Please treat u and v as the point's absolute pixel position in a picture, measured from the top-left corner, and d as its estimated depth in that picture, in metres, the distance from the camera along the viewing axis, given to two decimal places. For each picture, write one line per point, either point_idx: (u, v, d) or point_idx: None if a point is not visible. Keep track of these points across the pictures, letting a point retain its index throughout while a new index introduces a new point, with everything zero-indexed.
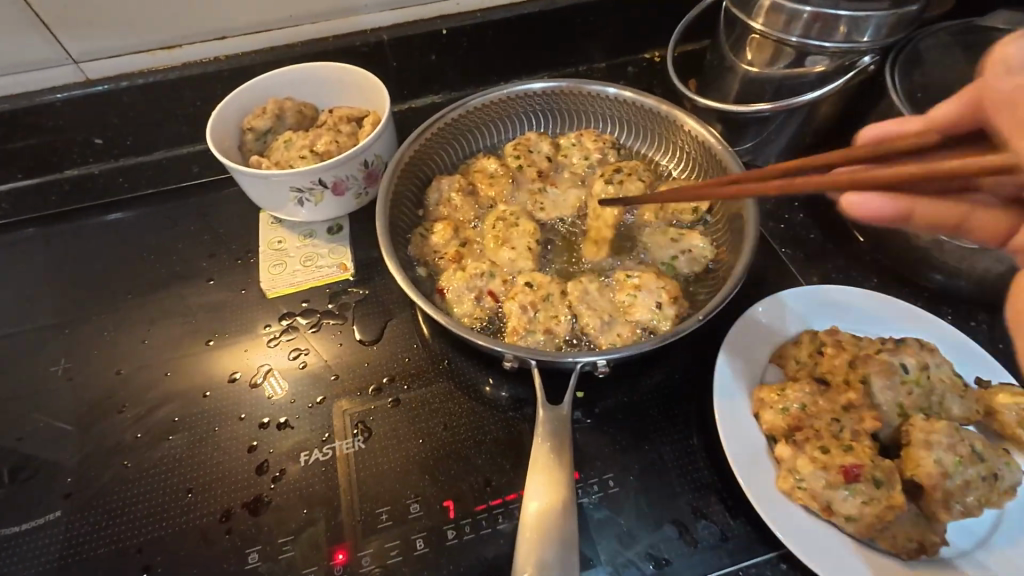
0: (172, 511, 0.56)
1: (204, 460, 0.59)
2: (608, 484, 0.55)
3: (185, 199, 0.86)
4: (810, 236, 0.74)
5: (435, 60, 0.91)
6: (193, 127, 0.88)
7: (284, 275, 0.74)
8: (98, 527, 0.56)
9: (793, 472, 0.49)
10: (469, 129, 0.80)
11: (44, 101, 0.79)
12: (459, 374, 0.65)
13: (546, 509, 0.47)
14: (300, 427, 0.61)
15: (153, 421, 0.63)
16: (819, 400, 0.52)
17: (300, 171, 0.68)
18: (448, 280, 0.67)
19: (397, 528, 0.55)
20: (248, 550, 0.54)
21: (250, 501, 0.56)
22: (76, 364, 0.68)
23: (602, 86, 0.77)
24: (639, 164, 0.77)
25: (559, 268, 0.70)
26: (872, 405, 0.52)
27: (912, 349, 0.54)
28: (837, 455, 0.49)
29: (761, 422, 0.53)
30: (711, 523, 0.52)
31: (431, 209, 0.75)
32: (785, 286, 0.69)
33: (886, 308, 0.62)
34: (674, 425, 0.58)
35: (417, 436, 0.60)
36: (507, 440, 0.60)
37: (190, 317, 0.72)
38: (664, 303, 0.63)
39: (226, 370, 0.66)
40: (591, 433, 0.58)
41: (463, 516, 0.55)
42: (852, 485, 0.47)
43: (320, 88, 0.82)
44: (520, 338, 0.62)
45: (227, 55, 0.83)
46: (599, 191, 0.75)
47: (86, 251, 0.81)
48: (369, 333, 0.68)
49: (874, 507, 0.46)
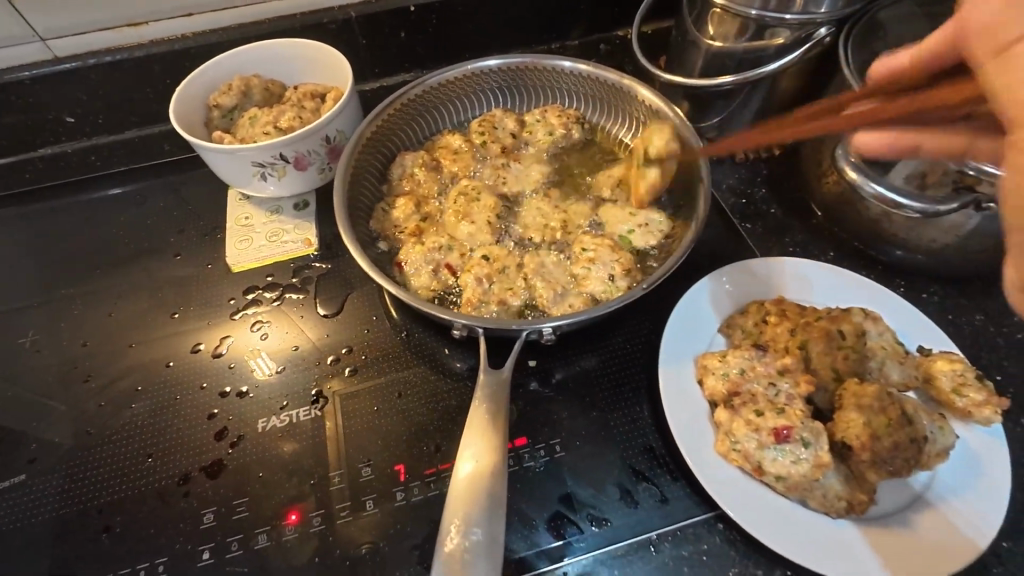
0: (133, 475, 0.58)
1: (165, 427, 0.61)
2: (555, 449, 0.56)
3: (156, 177, 0.87)
4: (770, 211, 0.75)
5: (405, 38, 0.91)
6: (163, 105, 0.89)
7: (250, 250, 0.75)
8: (63, 489, 0.58)
9: (728, 435, 0.51)
10: (433, 105, 0.80)
11: (13, 79, 0.80)
12: (417, 346, 0.66)
13: (478, 471, 0.48)
14: (260, 396, 0.63)
15: (117, 391, 0.64)
16: (758, 366, 0.53)
17: (260, 145, 0.69)
18: (406, 253, 0.68)
19: (349, 490, 0.56)
20: (204, 512, 0.56)
21: (208, 465, 0.58)
22: (44, 337, 0.70)
23: (564, 61, 0.77)
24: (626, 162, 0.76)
25: (518, 241, 0.70)
26: (808, 370, 0.53)
27: (852, 316, 0.54)
28: (769, 418, 0.50)
29: (703, 387, 0.54)
30: (653, 486, 0.54)
31: (395, 184, 0.76)
32: (742, 259, 0.70)
33: (835, 278, 0.63)
34: (622, 393, 0.60)
35: (374, 404, 0.62)
36: (460, 408, 0.61)
37: (157, 291, 0.73)
38: (617, 276, 0.64)
39: (189, 341, 0.68)
40: (541, 400, 0.59)
41: (413, 479, 0.57)
42: (781, 445, 0.48)
43: (287, 66, 0.83)
44: (474, 309, 0.63)
45: (194, 32, 0.83)
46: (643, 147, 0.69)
47: (57, 228, 0.82)
48: (331, 306, 0.70)
49: (801, 466, 0.47)
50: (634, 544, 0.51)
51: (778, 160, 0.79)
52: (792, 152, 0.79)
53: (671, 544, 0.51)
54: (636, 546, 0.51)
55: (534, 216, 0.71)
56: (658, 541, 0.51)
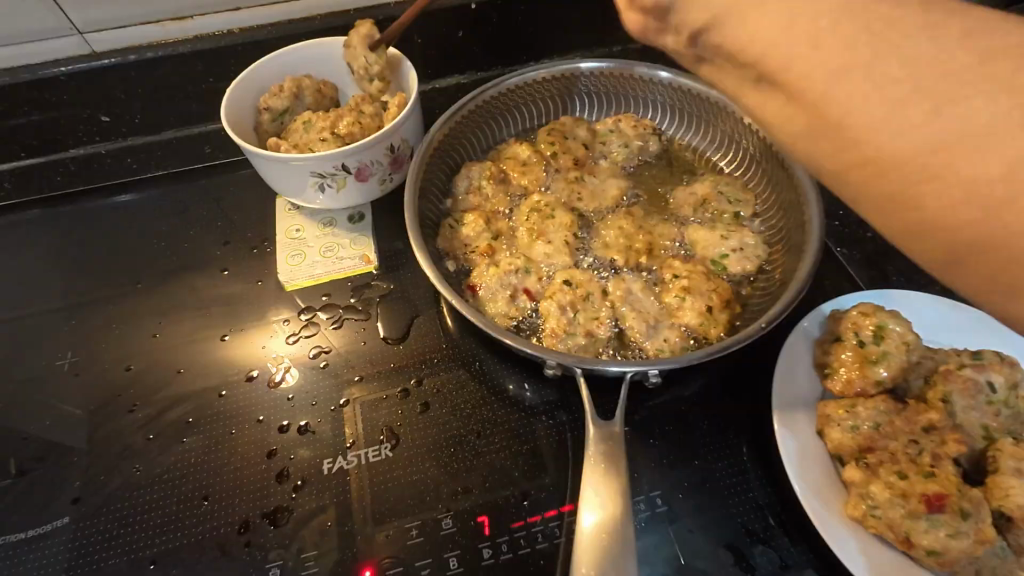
0: (188, 521, 0.53)
1: (221, 466, 0.55)
2: (656, 503, 0.51)
3: (197, 182, 0.81)
4: (868, 235, 0.69)
5: (462, 38, 0.85)
6: (204, 105, 0.83)
7: (303, 266, 0.69)
8: (111, 535, 0.53)
9: (865, 498, 0.45)
10: (501, 112, 0.74)
11: (48, 75, 0.74)
12: (491, 378, 0.60)
13: (602, 522, 0.43)
14: (322, 433, 0.57)
15: (165, 422, 0.59)
16: (895, 419, 0.47)
17: (323, 155, 0.63)
18: (480, 276, 0.62)
19: (428, 545, 0.51)
20: (269, 565, 0.50)
21: (270, 511, 0.53)
22: (83, 359, 0.65)
23: (650, 68, 0.72)
24: (716, 180, 0.69)
25: (598, 264, 0.65)
26: (954, 426, 0.47)
27: (1000, 365, 0.48)
28: (916, 482, 0.44)
29: (827, 440, 0.49)
30: (771, 550, 0.48)
31: (460, 198, 0.70)
32: (843, 289, 0.64)
33: (956, 313, 0.57)
34: (726, 439, 0.54)
35: (450, 445, 0.56)
36: (545, 451, 0.56)
37: (204, 310, 0.68)
38: (715, 308, 0.58)
39: (241, 369, 0.62)
40: (636, 446, 0.54)
41: (499, 533, 0.51)
42: (935, 516, 0.42)
43: (339, 66, 0.77)
44: (559, 342, 0.57)
45: (241, 28, 0.77)
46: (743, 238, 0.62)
47: (92, 236, 0.77)
48: (394, 331, 0.64)
49: (961, 541, 0.41)
50: None
51: None
52: None
53: None
54: None
55: (615, 236, 0.65)
56: None
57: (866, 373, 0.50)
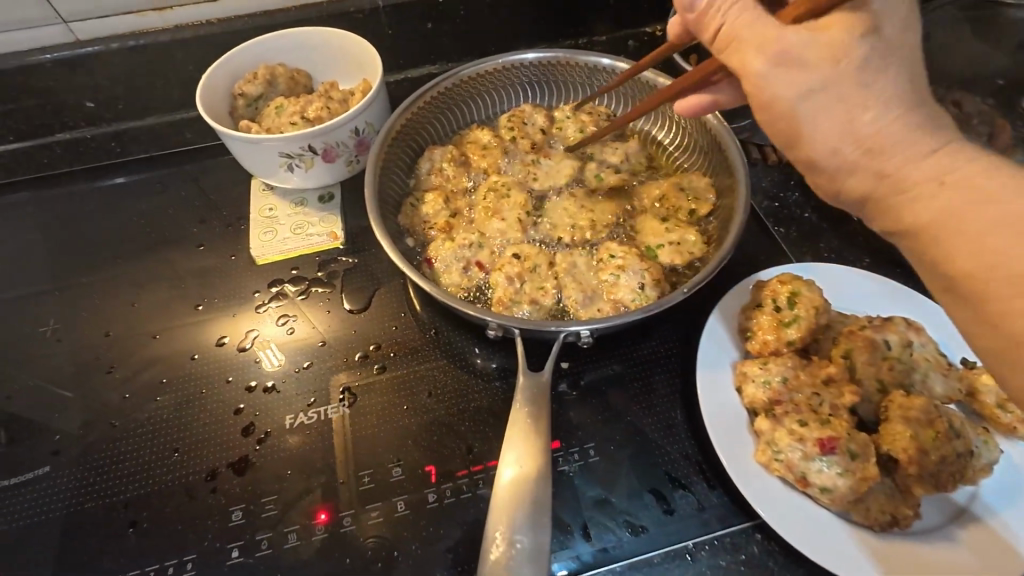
0: (158, 470, 0.57)
1: (190, 422, 0.60)
2: (589, 453, 0.56)
3: (177, 165, 0.85)
4: (804, 215, 0.73)
5: (431, 29, 0.89)
6: (185, 92, 0.87)
7: (274, 242, 0.74)
8: (87, 482, 0.57)
9: (770, 445, 0.50)
10: (463, 99, 0.79)
11: (34, 62, 0.78)
12: (446, 344, 0.65)
13: (521, 476, 0.48)
14: (285, 392, 0.62)
15: (140, 383, 0.63)
16: (800, 374, 0.53)
17: (289, 136, 0.67)
18: (436, 250, 0.67)
19: (379, 490, 0.56)
20: (232, 509, 0.55)
21: (235, 461, 0.58)
22: (65, 326, 0.69)
23: (597, 57, 0.76)
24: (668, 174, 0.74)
25: (548, 241, 0.69)
26: (852, 379, 0.52)
27: (896, 326, 0.54)
28: (814, 428, 0.49)
29: (743, 395, 0.54)
30: (689, 493, 0.53)
31: (423, 178, 0.74)
32: (777, 263, 0.69)
33: (874, 284, 0.62)
34: (656, 397, 0.59)
35: (403, 403, 0.61)
36: (491, 409, 0.60)
37: (180, 282, 0.72)
38: (647, 285, 0.62)
39: (213, 335, 0.67)
40: (575, 403, 0.59)
41: (445, 480, 0.56)
42: (827, 456, 0.47)
43: (312, 55, 0.81)
44: (505, 309, 0.62)
45: (219, 18, 0.81)
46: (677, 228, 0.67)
47: (75, 214, 0.81)
48: (357, 302, 0.69)
49: (847, 478, 0.47)
50: (670, 553, 0.50)
51: None
52: None
53: (708, 554, 0.50)
54: (673, 555, 0.50)
55: (561, 216, 0.70)
56: (695, 550, 0.50)
57: (778, 336, 0.55)
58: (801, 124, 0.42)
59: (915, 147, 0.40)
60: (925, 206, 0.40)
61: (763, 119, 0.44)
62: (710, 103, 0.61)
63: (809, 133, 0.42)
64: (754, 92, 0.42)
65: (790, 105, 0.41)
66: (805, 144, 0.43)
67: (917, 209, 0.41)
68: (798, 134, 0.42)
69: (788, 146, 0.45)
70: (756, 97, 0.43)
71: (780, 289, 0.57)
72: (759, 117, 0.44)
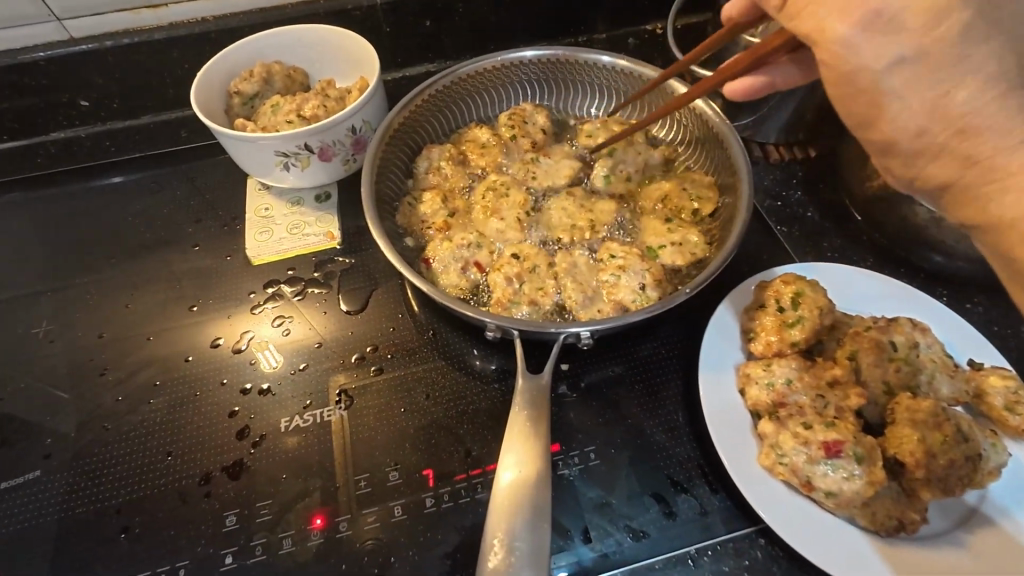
0: (151, 474, 0.56)
1: (184, 425, 0.59)
2: (589, 456, 0.55)
3: (172, 164, 0.84)
4: (807, 214, 0.72)
5: (429, 27, 0.88)
6: (180, 90, 0.86)
7: (270, 242, 0.73)
8: (78, 487, 0.56)
9: (774, 448, 0.49)
10: (461, 97, 0.78)
11: (27, 59, 0.77)
12: (444, 345, 0.64)
13: (520, 480, 0.47)
14: (281, 394, 0.61)
15: (134, 384, 0.62)
16: (804, 376, 0.52)
17: (285, 135, 0.66)
18: (434, 250, 0.66)
19: (376, 494, 0.55)
20: (226, 514, 0.54)
21: (229, 465, 0.57)
22: (58, 327, 0.68)
23: (598, 54, 0.75)
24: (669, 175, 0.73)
25: (547, 241, 0.69)
26: (857, 381, 0.52)
27: (902, 328, 0.53)
28: (818, 431, 0.48)
29: (746, 398, 0.53)
30: (691, 497, 0.52)
31: (421, 177, 0.73)
32: (779, 263, 0.68)
33: (879, 283, 0.61)
34: (658, 399, 0.58)
35: (399, 405, 0.60)
36: (489, 411, 0.59)
37: (174, 282, 0.71)
38: (648, 286, 0.62)
39: (208, 336, 0.66)
40: (575, 405, 0.58)
41: (443, 484, 0.55)
42: (832, 460, 0.46)
43: (309, 53, 0.80)
44: (504, 309, 0.61)
45: (215, 15, 0.80)
46: (679, 229, 0.66)
47: (70, 214, 0.80)
48: (354, 303, 0.68)
49: (854, 482, 0.46)
50: (672, 558, 0.49)
51: (814, 162, 0.77)
52: (829, 153, 0.77)
53: (711, 559, 0.49)
54: (675, 561, 0.49)
55: (561, 216, 0.69)
56: (698, 556, 0.49)
57: (779, 338, 0.54)
58: (886, 102, 0.41)
59: (995, 132, 0.40)
60: (1010, 198, 0.41)
61: (841, 95, 0.43)
62: (764, 84, 0.60)
63: (893, 112, 0.41)
64: (833, 61, 0.41)
65: (873, 78, 0.40)
66: (884, 126, 0.42)
67: (1000, 201, 0.42)
68: (878, 109, 0.42)
69: (860, 126, 0.44)
70: (834, 67, 0.41)
71: (782, 289, 0.56)
72: (831, 90, 0.43)
